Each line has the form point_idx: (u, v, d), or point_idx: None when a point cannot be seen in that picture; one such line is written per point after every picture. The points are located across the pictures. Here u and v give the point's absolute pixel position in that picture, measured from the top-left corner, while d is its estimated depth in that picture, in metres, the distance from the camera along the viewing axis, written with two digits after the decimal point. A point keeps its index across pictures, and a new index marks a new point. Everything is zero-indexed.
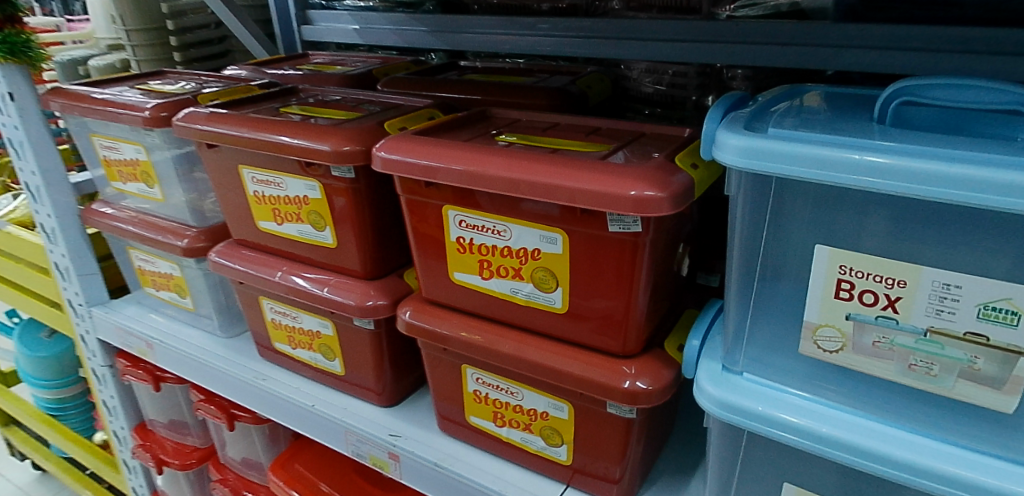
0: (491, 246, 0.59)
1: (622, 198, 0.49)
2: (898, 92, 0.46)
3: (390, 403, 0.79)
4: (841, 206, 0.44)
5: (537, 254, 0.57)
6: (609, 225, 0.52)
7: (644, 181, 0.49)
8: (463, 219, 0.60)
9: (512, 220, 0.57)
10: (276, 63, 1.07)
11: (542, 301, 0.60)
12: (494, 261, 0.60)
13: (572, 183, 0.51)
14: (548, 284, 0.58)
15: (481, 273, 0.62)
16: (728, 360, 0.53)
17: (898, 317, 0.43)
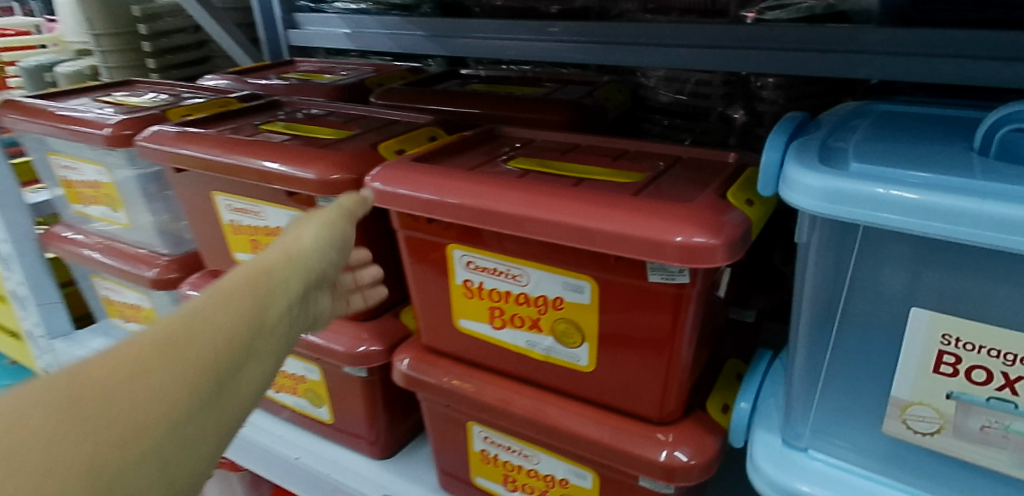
0: (505, 291, 0.51)
1: (666, 245, 0.40)
2: (1005, 118, 0.38)
3: (385, 456, 0.70)
4: (947, 262, 0.35)
5: (560, 302, 0.49)
6: (648, 274, 0.44)
7: (692, 223, 0.40)
8: (471, 261, 0.51)
9: (530, 263, 0.49)
10: (260, 71, 0.98)
11: (565, 356, 0.51)
12: (508, 309, 0.52)
13: (599, 221, 0.43)
14: (573, 336, 0.50)
15: (493, 322, 0.53)
16: (790, 434, 0.45)
17: (1018, 400, 0.35)
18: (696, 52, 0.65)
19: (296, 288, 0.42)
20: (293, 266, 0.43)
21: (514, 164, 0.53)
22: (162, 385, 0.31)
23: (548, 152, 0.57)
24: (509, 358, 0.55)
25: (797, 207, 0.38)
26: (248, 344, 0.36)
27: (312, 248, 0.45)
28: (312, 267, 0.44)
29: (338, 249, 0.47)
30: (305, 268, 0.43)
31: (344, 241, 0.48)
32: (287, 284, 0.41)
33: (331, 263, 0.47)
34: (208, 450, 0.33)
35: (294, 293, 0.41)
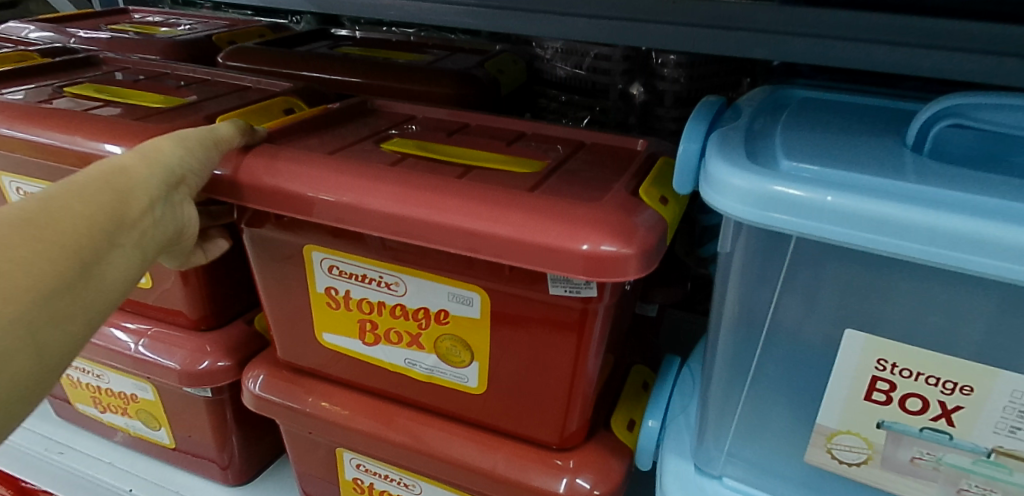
0: (378, 301, 0.43)
1: (570, 255, 0.33)
2: (938, 113, 0.34)
3: (239, 482, 0.60)
4: (885, 277, 0.31)
5: (445, 316, 0.41)
6: (550, 286, 0.36)
7: (598, 228, 0.33)
8: (335, 265, 0.42)
9: (407, 269, 0.40)
10: (83, 20, 0.81)
11: (450, 376, 0.44)
12: (382, 322, 0.43)
13: (489, 223, 0.35)
14: (459, 356, 0.42)
15: (364, 337, 0.45)
16: (702, 460, 0.40)
17: (954, 431, 0.31)
18: None
19: (148, 197, 0.35)
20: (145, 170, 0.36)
21: (388, 146, 0.44)
22: (3, 267, 0.27)
23: (431, 133, 0.48)
24: (384, 378, 0.46)
25: (721, 212, 0.32)
26: (100, 241, 0.32)
27: (172, 156, 0.37)
28: (168, 179, 0.37)
29: (204, 168, 0.39)
30: (159, 177, 0.36)
31: (214, 162, 0.40)
32: (139, 190, 0.35)
33: (198, 178, 0.39)
34: (25, 366, 0.28)
35: (142, 199, 0.35)
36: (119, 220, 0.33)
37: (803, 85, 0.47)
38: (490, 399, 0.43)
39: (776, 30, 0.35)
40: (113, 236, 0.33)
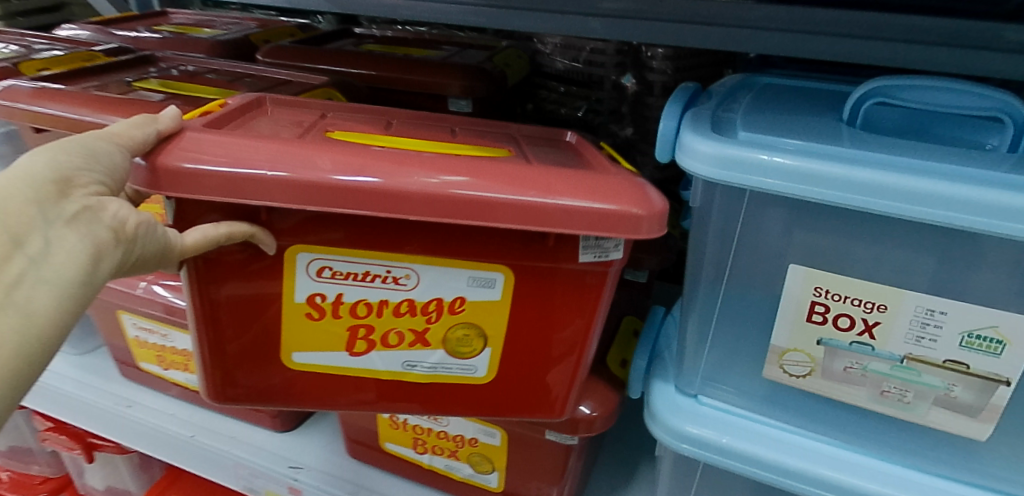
0: (378, 302, 0.43)
1: (600, 215, 0.37)
2: (868, 93, 0.42)
3: (287, 428, 0.69)
4: (817, 222, 0.40)
5: (461, 304, 0.43)
6: (581, 254, 0.41)
7: (634, 191, 0.39)
8: (325, 266, 0.42)
9: (419, 260, 0.41)
10: (127, 22, 0.89)
11: (457, 371, 0.45)
12: (381, 324, 0.44)
13: (533, 197, 0.37)
14: (473, 342, 0.44)
15: (352, 346, 0.45)
16: (683, 382, 0.48)
17: (875, 343, 0.39)
18: None
19: (22, 224, 0.32)
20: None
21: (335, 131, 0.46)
22: None
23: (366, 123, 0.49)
24: (363, 388, 0.47)
25: (692, 173, 0.40)
26: None
27: (29, 169, 0.34)
28: (36, 189, 0.33)
29: (93, 161, 0.36)
30: (21, 196, 0.33)
31: (108, 153, 0.37)
32: (4, 222, 0.32)
33: (90, 173, 0.35)
34: None
35: (4, 235, 0.32)
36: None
37: (772, 73, 0.55)
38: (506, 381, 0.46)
39: (758, 27, 0.43)
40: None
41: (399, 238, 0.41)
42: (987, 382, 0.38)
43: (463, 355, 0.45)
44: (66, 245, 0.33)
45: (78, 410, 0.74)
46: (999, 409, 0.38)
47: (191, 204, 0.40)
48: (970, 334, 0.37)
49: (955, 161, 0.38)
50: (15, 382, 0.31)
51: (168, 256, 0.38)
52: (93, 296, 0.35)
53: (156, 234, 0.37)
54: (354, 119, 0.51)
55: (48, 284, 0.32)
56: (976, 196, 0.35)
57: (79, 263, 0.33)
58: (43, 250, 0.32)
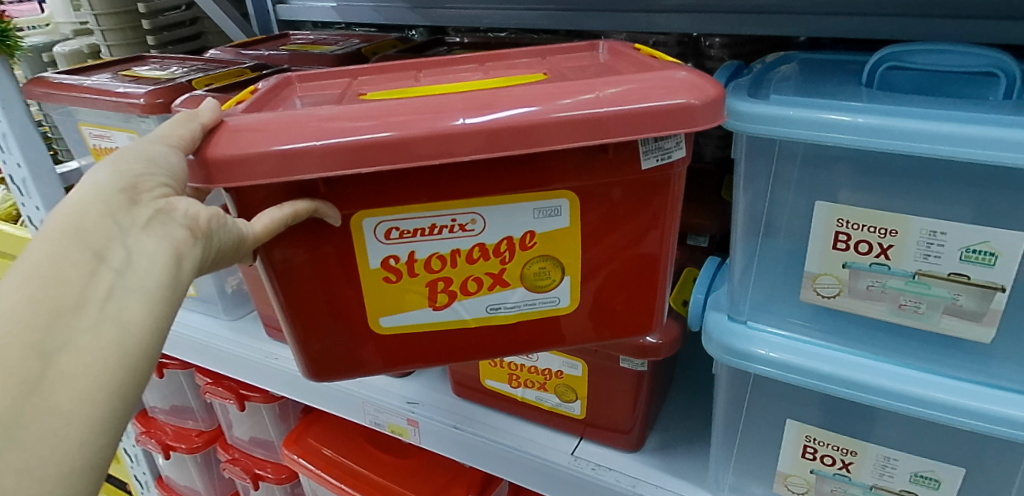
0: (450, 252, 0.52)
1: (673, 110, 0.46)
2: (884, 58, 0.51)
3: (404, 374, 0.82)
4: (838, 166, 0.49)
5: (532, 238, 0.52)
6: (644, 160, 0.49)
7: (685, 86, 0.47)
8: (392, 228, 0.50)
9: (478, 204, 0.50)
10: (257, 45, 1.07)
11: (543, 304, 0.55)
12: (457, 274, 0.53)
13: (597, 121, 0.46)
14: (551, 274, 0.54)
15: (433, 300, 0.54)
16: (733, 310, 0.58)
17: (890, 262, 0.48)
18: (668, 19, 0.72)
19: (105, 240, 0.39)
20: (76, 212, 0.39)
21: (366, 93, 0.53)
22: None
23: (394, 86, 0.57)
24: (443, 338, 0.56)
25: (731, 129, 0.50)
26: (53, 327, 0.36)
27: (95, 187, 0.40)
28: (110, 202, 0.40)
29: (152, 166, 0.43)
30: (99, 211, 0.40)
31: (161, 155, 0.43)
32: (88, 240, 0.39)
33: (154, 178, 0.42)
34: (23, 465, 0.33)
35: (92, 253, 0.38)
36: (78, 288, 0.37)
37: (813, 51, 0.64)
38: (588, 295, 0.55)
39: None
40: (75, 309, 0.37)
41: (456, 189, 0.49)
42: (986, 289, 0.46)
43: (543, 287, 0.54)
44: (148, 250, 0.40)
45: (235, 363, 0.90)
46: (998, 312, 0.47)
47: (248, 192, 0.48)
48: (968, 249, 0.46)
49: (953, 108, 0.46)
50: (117, 389, 0.37)
51: (242, 241, 0.46)
52: (177, 294, 0.41)
53: (217, 225, 0.44)
54: (383, 81, 0.59)
55: (134, 291, 0.39)
56: (965, 132, 0.43)
57: (162, 265, 0.40)
58: (128, 256, 0.39)
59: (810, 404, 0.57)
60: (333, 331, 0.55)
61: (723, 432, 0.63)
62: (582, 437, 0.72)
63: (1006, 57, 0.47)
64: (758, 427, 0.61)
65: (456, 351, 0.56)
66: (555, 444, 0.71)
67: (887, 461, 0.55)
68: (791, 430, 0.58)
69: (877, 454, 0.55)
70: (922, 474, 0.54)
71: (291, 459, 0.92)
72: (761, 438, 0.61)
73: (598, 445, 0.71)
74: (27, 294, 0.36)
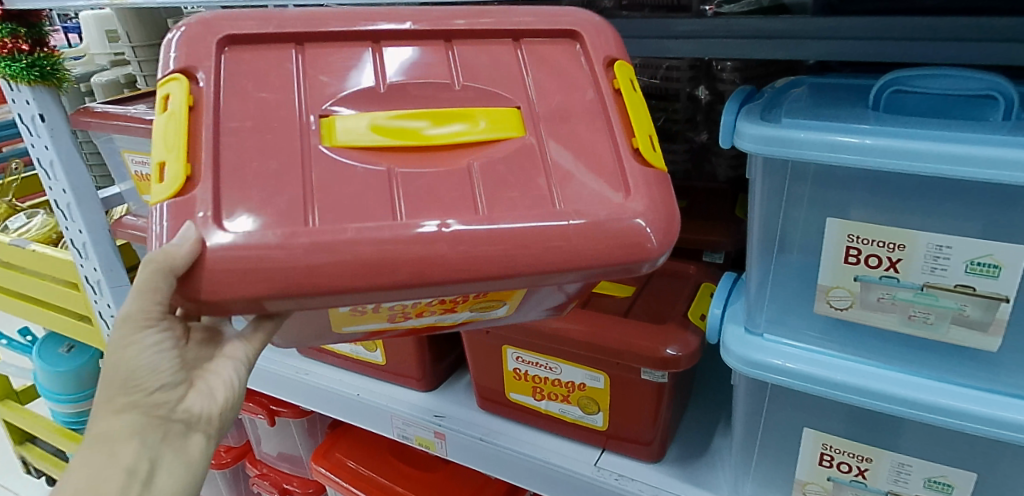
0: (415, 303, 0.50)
1: (624, 245, 0.47)
2: (889, 83, 0.54)
3: (430, 388, 0.85)
4: (848, 185, 0.52)
5: (479, 296, 0.51)
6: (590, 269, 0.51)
7: (648, 209, 0.49)
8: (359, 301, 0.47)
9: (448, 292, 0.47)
10: None
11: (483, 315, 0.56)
12: (416, 310, 0.52)
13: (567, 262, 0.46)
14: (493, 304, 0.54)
15: (395, 320, 0.53)
16: (750, 323, 0.61)
17: (899, 275, 0.51)
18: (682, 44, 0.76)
19: (132, 453, 0.49)
20: (110, 438, 0.49)
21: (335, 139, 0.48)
22: None
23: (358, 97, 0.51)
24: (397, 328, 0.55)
25: (745, 151, 0.53)
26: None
27: (125, 419, 0.50)
28: (137, 423, 0.50)
29: (157, 379, 0.50)
30: (127, 432, 0.50)
31: (157, 359, 0.49)
32: (121, 462, 0.49)
33: (156, 376, 0.50)
34: None
35: (124, 468, 0.49)
36: None
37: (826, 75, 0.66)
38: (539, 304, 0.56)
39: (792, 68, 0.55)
40: None
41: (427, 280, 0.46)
42: (991, 300, 0.49)
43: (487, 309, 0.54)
44: (165, 459, 0.51)
45: (265, 378, 0.93)
46: (1003, 322, 0.50)
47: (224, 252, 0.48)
48: (972, 262, 0.49)
49: (954, 130, 0.49)
50: None
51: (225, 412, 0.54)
52: (197, 476, 0.54)
53: (221, 413, 0.54)
54: (345, 72, 0.52)
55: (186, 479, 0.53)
56: (965, 153, 0.46)
57: (198, 457, 0.54)
58: (154, 467, 0.51)
59: (827, 413, 0.60)
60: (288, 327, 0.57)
61: (743, 441, 0.65)
62: (604, 449, 0.74)
63: (1003, 81, 0.50)
64: (776, 436, 0.63)
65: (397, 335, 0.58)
66: (579, 455, 0.74)
67: (902, 467, 0.57)
68: (808, 438, 0.61)
69: (892, 459, 0.57)
70: (935, 479, 0.56)
71: (320, 473, 0.95)
72: (780, 447, 0.64)
73: (620, 456, 0.73)
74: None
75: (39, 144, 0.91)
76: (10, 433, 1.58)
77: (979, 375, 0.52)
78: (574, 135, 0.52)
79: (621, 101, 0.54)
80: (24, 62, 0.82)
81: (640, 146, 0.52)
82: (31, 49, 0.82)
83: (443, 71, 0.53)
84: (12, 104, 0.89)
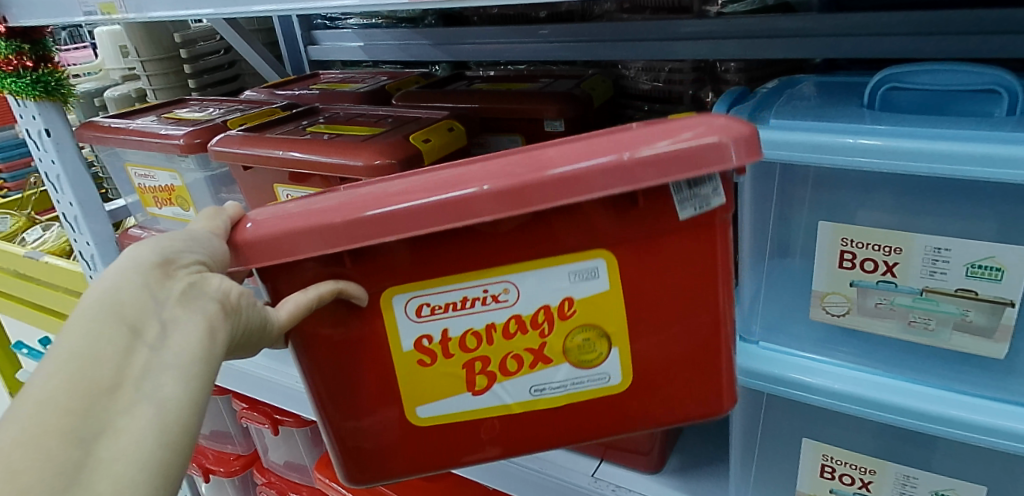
0: (484, 328, 0.46)
1: (677, 152, 0.39)
2: (884, 80, 0.52)
3: None
4: (842, 187, 0.51)
5: (571, 305, 0.45)
6: (681, 208, 0.42)
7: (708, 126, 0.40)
8: (422, 303, 0.46)
9: (511, 272, 0.44)
10: (289, 85, 1.08)
11: (592, 380, 0.48)
12: (496, 352, 0.47)
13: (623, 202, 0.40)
14: (598, 346, 0.46)
15: (471, 385, 0.48)
16: (745, 331, 0.59)
17: (897, 280, 0.49)
18: (683, 44, 0.75)
19: (138, 313, 0.37)
20: (113, 288, 0.38)
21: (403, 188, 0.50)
22: (51, 383, 0.33)
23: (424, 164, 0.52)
24: (489, 430, 0.50)
25: None
26: (121, 354, 0.36)
27: (118, 282, 0.38)
28: (148, 274, 0.39)
29: (194, 248, 0.42)
30: (137, 285, 0.38)
31: (195, 236, 0.43)
32: (122, 315, 0.37)
33: (192, 255, 0.42)
34: (170, 417, 0.35)
35: (124, 327, 0.37)
36: (104, 354, 0.35)
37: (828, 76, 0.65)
38: (611, 429, 0.49)
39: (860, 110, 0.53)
40: (122, 363, 0.35)
41: (479, 260, 0.44)
42: (995, 305, 0.47)
43: (590, 362, 0.47)
44: (185, 324, 0.39)
45: (269, 389, 0.92)
46: (1009, 327, 0.47)
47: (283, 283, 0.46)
48: (974, 265, 0.46)
49: (952, 126, 0.47)
50: (191, 408, 0.36)
51: (266, 327, 0.43)
52: (215, 367, 0.39)
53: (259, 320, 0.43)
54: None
55: (171, 365, 0.37)
56: (960, 150, 0.44)
57: (199, 337, 0.39)
58: (163, 328, 0.38)
59: (828, 423, 0.58)
60: (347, 356, 0.49)
61: (741, 454, 0.63)
62: (602, 459, 0.73)
63: (1005, 74, 0.48)
64: (775, 446, 0.61)
65: (517, 446, 0.50)
66: (576, 466, 0.72)
67: (907, 480, 0.54)
68: (806, 449, 0.59)
69: (896, 472, 0.55)
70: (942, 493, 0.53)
71: (323, 483, 0.95)
72: (779, 459, 0.62)
73: (620, 467, 0.71)
74: (60, 374, 0.34)
75: (46, 158, 0.93)
76: None
77: (987, 384, 0.50)
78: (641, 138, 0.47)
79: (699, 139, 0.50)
80: (29, 78, 0.83)
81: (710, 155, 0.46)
82: (36, 66, 0.84)
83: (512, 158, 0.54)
84: (20, 119, 0.91)
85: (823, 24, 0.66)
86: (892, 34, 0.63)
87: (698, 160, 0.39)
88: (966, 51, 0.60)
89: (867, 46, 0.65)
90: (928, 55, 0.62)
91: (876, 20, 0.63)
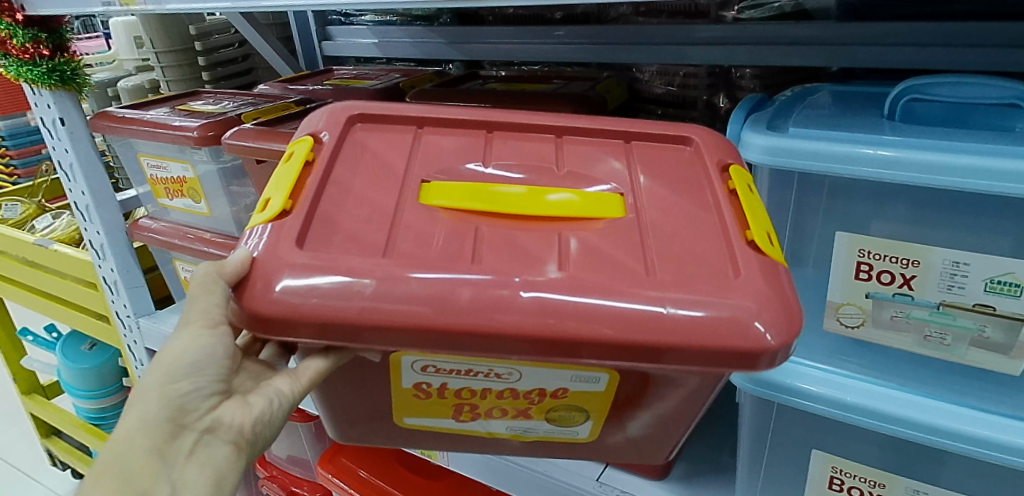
0: (480, 388, 0.51)
1: (730, 337, 0.40)
2: (905, 91, 0.52)
3: None
4: (861, 197, 0.50)
5: (563, 392, 0.51)
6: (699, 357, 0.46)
7: (766, 311, 0.41)
8: (426, 365, 0.49)
9: (520, 364, 0.48)
10: (302, 80, 1.08)
11: (562, 436, 0.55)
12: (483, 404, 0.52)
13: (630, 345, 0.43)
14: (574, 416, 0.53)
15: (458, 416, 0.54)
16: None
17: (913, 293, 0.49)
18: (700, 50, 0.74)
19: (152, 474, 0.46)
20: (127, 446, 0.46)
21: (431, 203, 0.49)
22: None
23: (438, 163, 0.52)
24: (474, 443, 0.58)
25: (748, 162, 0.52)
26: None
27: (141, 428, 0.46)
28: (157, 435, 0.46)
29: (198, 379, 0.48)
30: (146, 446, 0.46)
31: (196, 356, 0.47)
32: (135, 479, 0.45)
33: (201, 390, 0.48)
34: None
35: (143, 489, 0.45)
36: None
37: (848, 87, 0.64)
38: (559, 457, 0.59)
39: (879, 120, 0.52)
40: None
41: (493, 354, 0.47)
42: (1013, 321, 0.46)
43: (565, 422, 0.54)
44: (191, 474, 0.47)
45: None
46: None
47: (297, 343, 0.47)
48: (992, 281, 0.46)
49: (973, 139, 0.47)
50: None
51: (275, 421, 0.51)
52: (225, 489, 0.50)
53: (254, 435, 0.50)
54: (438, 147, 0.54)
55: None
56: (984, 164, 0.43)
57: (207, 480, 0.48)
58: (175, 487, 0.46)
59: (839, 434, 0.57)
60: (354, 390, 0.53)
61: (750, 463, 0.63)
62: (608, 464, 0.72)
63: None
64: (784, 457, 0.61)
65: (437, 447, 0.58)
66: (581, 470, 0.72)
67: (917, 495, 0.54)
68: (815, 461, 0.58)
69: (907, 486, 0.55)
70: None
71: (326, 479, 0.95)
72: (787, 470, 0.61)
73: (625, 472, 0.71)
74: None
75: (59, 147, 0.93)
76: (36, 427, 1.60)
77: (1000, 400, 0.50)
78: (683, 228, 0.47)
79: (737, 206, 0.49)
80: (45, 67, 0.83)
81: (754, 237, 0.46)
82: (52, 55, 0.84)
83: (516, 155, 0.54)
84: (34, 108, 0.91)
85: (842, 32, 0.65)
86: (910, 44, 0.62)
87: (740, 351, 0.40)
88: (984, 64, 0.60)
89: (886, 56, 0.64)
90: (945, 68, 0.61)
91: (894, 30, 0.63)
